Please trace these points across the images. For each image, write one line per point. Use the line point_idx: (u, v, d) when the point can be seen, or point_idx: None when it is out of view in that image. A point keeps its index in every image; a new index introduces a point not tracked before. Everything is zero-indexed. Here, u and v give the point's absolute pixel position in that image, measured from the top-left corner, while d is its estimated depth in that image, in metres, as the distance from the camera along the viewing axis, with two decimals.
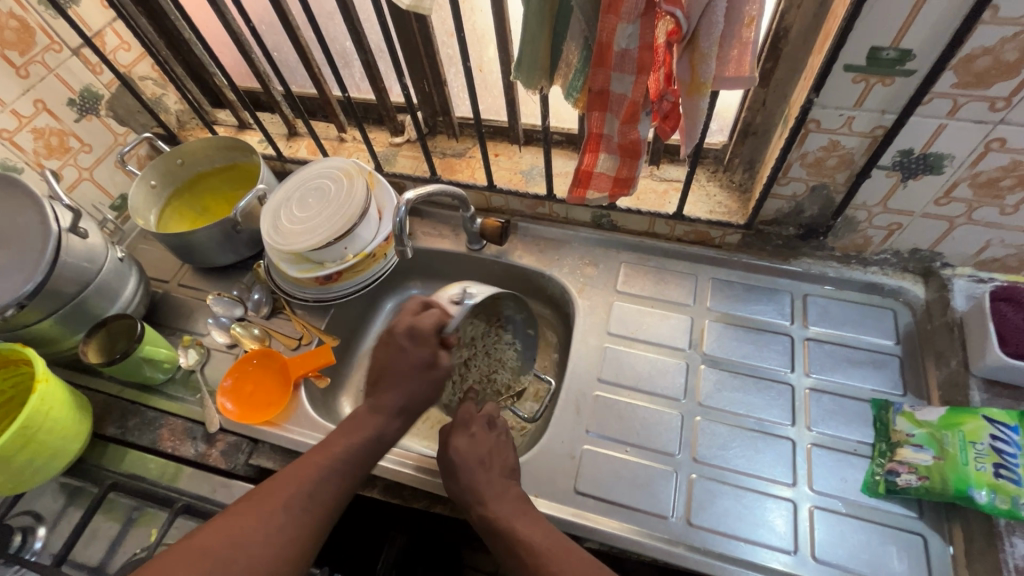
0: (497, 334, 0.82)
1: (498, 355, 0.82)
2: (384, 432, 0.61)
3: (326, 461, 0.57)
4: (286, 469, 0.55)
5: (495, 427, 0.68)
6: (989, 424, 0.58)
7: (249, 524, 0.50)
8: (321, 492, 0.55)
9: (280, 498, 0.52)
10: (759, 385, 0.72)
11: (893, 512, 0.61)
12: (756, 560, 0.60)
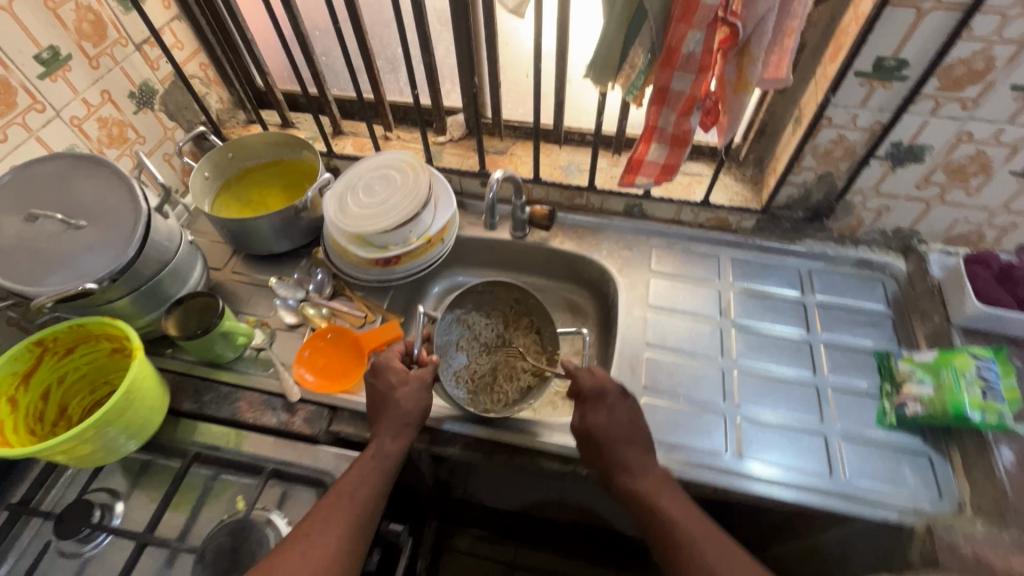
0: (516, 327, 0.93)
1: (521, 342, 0.91)
2: (395, 453, 0.67)
3: (344, 492, 0.63)
4: (316, 508, 0.61)
5: (629, 394, 0.70)
6: (973, 359, 0.71)
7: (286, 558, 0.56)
8: (340, 517, 0.60)
9: (309, 532, 0.58)
10: (783, 344, 0.83)
11: (904, 439, 0.73)
12: (802, 482, 0.70)
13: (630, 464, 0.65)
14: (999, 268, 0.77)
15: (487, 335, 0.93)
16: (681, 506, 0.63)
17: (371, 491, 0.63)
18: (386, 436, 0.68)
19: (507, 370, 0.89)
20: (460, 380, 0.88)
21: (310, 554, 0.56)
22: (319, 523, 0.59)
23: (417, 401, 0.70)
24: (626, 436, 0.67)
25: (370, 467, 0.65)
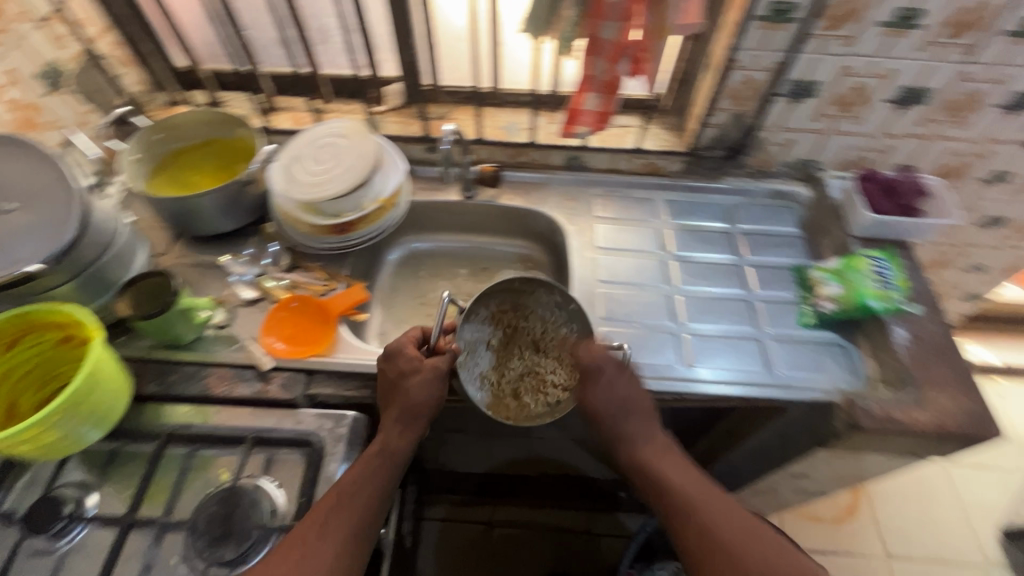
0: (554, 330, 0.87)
1: (551, 345, 0.87)
2: (400, 451, 0.69)
3: (345, 492, 0.64)
4: (319, 503, 0.63)
5: (625, 365, 0.74)
6: (869, 260, 0.85)
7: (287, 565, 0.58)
8: (341, 526, 0.61)
9: (311, 536, 0.60)
10: (717, 268, 0.93)
11: (825, 337, 0.84)
12: (744, 380, 0.80)
13: (635, 440, 0.73)
14: (883, 182, 0.91)
15: (519, 335, 0.88)
16: (680, 472, 0.72)
17: (371, 492, 0.65)
18: (393, 428, 0.70)
19: (533, 377, 0.85)
20: (485, 380, 0.83)
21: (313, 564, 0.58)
22: (319, 533, 0.60)
23: (426, 391, 0.72)
24: (622, 405, 0.73)
25: (369, 469, 0.67)
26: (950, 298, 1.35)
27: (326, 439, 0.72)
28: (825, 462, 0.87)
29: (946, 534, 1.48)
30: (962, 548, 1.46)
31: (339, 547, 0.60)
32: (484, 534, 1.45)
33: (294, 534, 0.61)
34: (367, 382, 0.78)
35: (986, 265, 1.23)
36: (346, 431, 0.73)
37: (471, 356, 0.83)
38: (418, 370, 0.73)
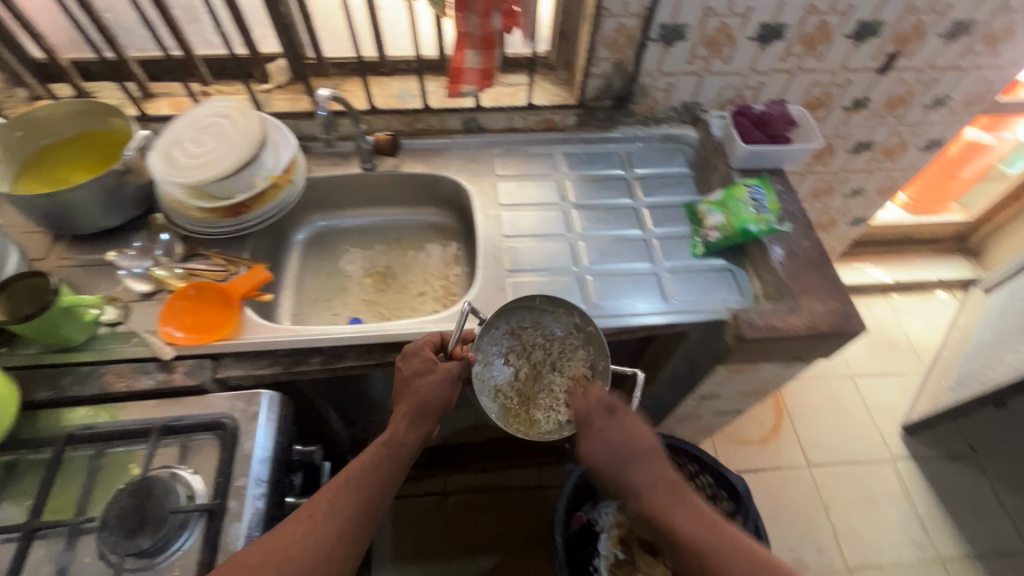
0: (576, 352, 0.82)
1: (571, 362, 0.82)
2: (408, 442, 0.70)
3: (355, 474, 0.66)
4: (325, 486, 0.64)
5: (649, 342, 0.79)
6: (746, 187, 0.91)
7: (289, 540, 0.59)
8: (343, 509, 0.62)
9: (319, 512, 0.61)
10: (616, 212, 0.98)
11: (713, 263, 0.91)
12: (643, 311, 0.85)
13: (637, 486, 0.68)
14: (754, 115, 0.96)
15: (541, 351, 0.83)
16: (685, 507, 0.66)
17: (373, 480, 0.66)
18: (402, 423, 0.70)
19: (549, 394, 0.81)
20: (499, 394, 0.80)
21: (311, 542, 0.59)
22: (324, 514, 0.61)
23: (437, 392, 0.72)
24: (616, 451, 0.70)
25: (377, 454, 0.68)
26: (838, 223, 1.48)
27: (239, 420, 0.72)
28: (728, 378, 0.94)
29: (856, 438, 1.64)
30: (871, 447, 1.63)
31: (337, 530, 0.61)
32: (439, 503, 1.48)
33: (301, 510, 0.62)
34: (278, 358, 0.77)
35: (863, 188, 1.35)
36: (259, 408, 0.73)
37: (487, 367, 0.80)
38: (432, 371, 0.73)
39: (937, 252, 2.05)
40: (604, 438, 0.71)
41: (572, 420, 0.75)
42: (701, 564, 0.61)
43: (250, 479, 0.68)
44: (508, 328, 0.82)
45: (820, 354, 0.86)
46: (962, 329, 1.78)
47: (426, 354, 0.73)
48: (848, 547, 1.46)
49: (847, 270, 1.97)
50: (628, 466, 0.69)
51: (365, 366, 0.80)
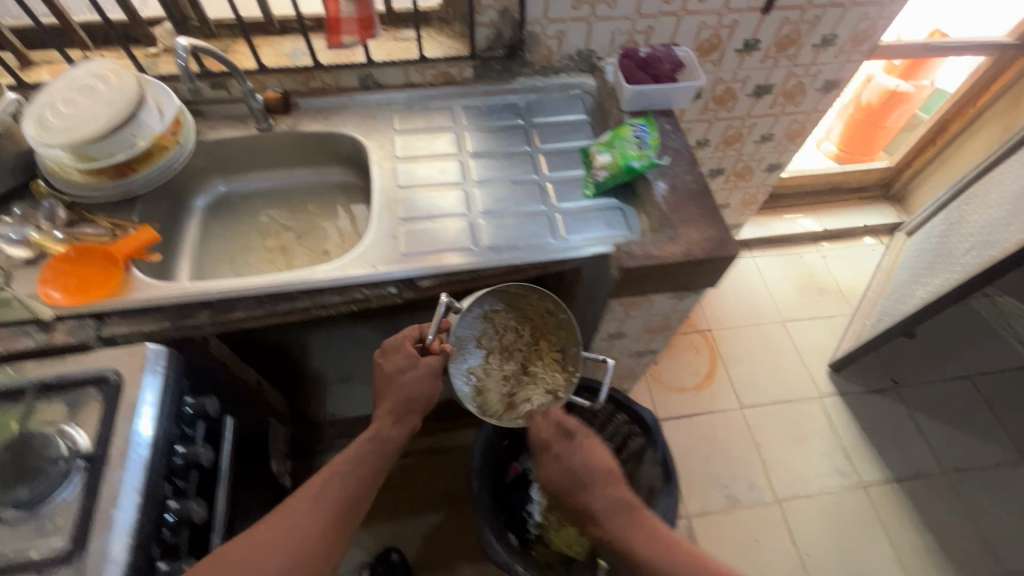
0: (546, 337, 0.91)
1: (541, 349, 0.90)
2: (390, 438, 0.77)
3: (339, 473, 0.73)
4: (310, 482, 0.72)
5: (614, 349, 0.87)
6: (632, 127, 0.94)
7: (270, 538, 0.66)
8: (326, 505, 0.70)
9: (298, 512, 0.68)
10: (512, 159, 1.00)
11: (602, 202, 0.94)
12: (531, 250, 0.88)
13: (586, 500, 0.75)
14: (639, 57, 0.99)
15: (512, 339, 0.89)
16: (625, 511, 0.74)
17: (359, 476, 0.74)
18: (387, 418, 0.78)
19: (521, 378, 0.88)
20: (473, 379, 0.85)
21: (294, 537, 0.66)
22: (307, 511, 0.69)
23: (418, 387, 0.79)
24: (569, 472, 0.78)
25: (361, 452, 0.75)
26: (755, 171, 1.52)
27: (124, 374, 0.72)
28: (626, 313, 0.98)
29: (786, 379, 1.71)
30: (801, 387, 1.70)
31: (322, 525, 0.68)
32: None
33: (281, 509, 0.69)
34: (165, 314, 0.78)
35: (771, 133, 1.39)
36: (145, 362, 0.74)
37: (461, 353, 0.86)
38: (413, 367, 0.80)
39: (865, 200, 2.12)
40: (558, 466, 0.78)
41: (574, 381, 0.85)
42: (635, 570, 0.69)
43: (132, 426, 0.68)
44: (480, 313, 0.87)
45: (704, 281, 0.90)
46: (885, 271, 1.86)
47: (408, 350, 0.80)
48: (778, 481, 1.53)
49: (778, 221, 2.04)
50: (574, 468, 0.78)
51: (256, 317, 0.80)
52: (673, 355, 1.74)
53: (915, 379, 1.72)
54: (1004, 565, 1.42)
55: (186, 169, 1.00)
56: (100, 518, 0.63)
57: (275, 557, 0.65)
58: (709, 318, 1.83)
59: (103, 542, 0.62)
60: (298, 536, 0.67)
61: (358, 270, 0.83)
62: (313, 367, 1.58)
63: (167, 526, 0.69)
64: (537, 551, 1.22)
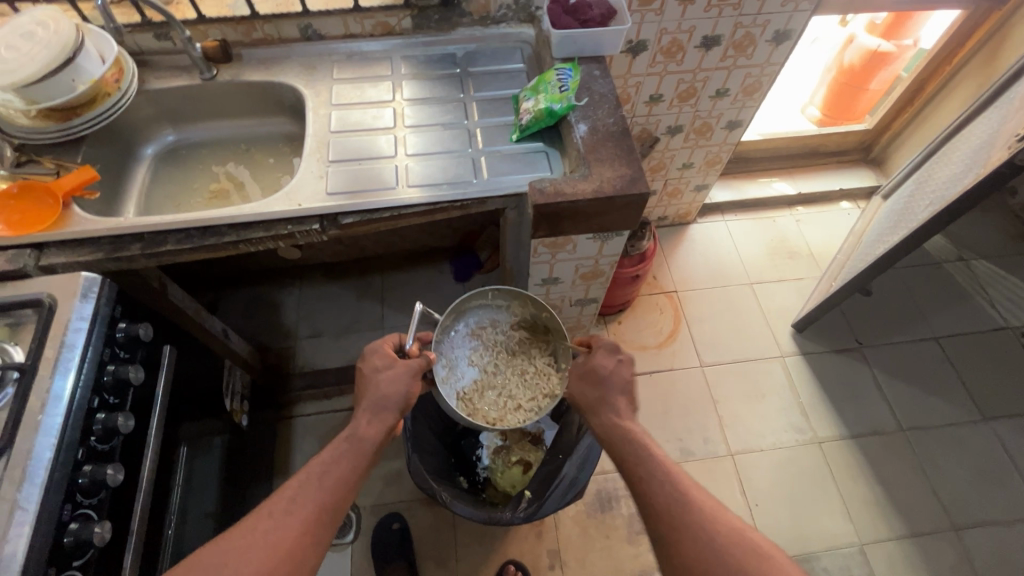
0: (534, 345, 1.03)
1: (531, 357, 1.02)
2: (367, 436, 0.76)
3: (315, 473, 0.71)
4: (287, 485, 0.70)
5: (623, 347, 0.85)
6: (556, 70, 0.96)
7: (250, 539, 0.64)
8: (305, 503, 0.68)
9: (277, 514, 0.66)
10: (445, 106, 1.03)
11: (528, 146, 0.97)
12: (451, 188, 0.91)
13: (614, 411, 0.79)
14: (568, 4, 1.00)
15: (504, 349, 1.02)
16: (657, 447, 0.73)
17: (339, 471, 0.72)
18: (364, 418, 0.78)
19: (512, 386, 0.99)
20: (467, 392, 0.97)
21: (271, 536, 0.64)
22: (285, 510, 0.67)
23: (394, 386, 0.82)
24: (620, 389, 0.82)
25: (334, 451, 0.74)
26: (714, 128, 1.52)
27: (58, 297, 0.77)
28: (553, 255, 1.02)
29: (749, 339, 1.73)
30: (762, 347, 1.72)
31: (303, 524, 0.66)
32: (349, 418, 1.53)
33: (256, 513, 0.67)
34: (100, 246, 0.84)
35: (725, 88, 1.38)
36: (78, 288, 0.79)
37: (453, 371, 0.97)
38: (390, 368, 0.84)
39: (843, 163, 2.08)
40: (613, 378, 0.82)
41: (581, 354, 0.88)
42: (653, 483, 0.68)
43: (61, 344, 0.73)
44: (468, 331, 1.02)
45: (622, 220, 0.93)
46: (857, 235, 1.77)
47: (380, 356, 0.85)
48: (733, 436, 1.56)
49: (753, 185, 2.03)
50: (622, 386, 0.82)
51: (186, 250, 0.86)
52: (637, 314, 1.77)
53: (879, 340, 1.73)
54: (953, 518, 1.43)
55: (136, 118, 1.05)
56: (28, 420, 0.68)
57: (257, 558, 0.62)
58: (676, 280, 1.85)
59: (31, 440, 0.67)
60: (274, 536, 0.64)
61: (282, 206, 0.88)
62: (284, 322, 1.64)
63: (95, 434, 0.74)
64: (487, 494, 1.26)
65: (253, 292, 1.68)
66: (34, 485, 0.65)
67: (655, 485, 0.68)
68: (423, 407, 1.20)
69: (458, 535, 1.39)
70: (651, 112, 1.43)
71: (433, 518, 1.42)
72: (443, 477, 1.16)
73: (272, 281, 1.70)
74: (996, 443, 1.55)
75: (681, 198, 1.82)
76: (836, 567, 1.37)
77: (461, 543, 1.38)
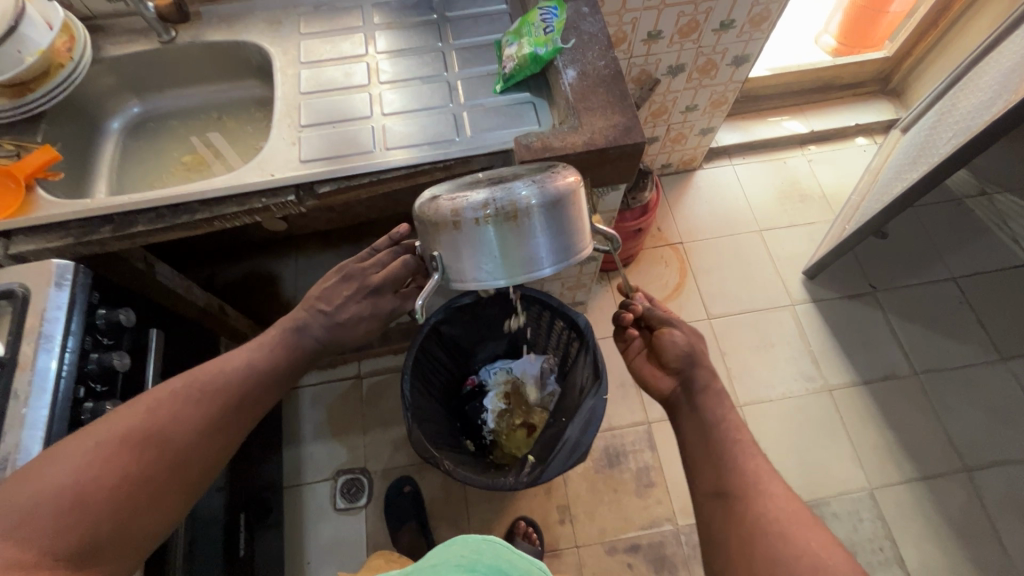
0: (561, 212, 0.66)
1: None
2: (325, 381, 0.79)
3: (251, 377, 0.69)
4: (224, 400, 0.66)
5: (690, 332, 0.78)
6: (540, 9, 0.87)
7: (176, 436, 0.60)
8: (220, 438, 0.64)
9: (210, 417, 0.64)
10: (423, 58, 0.95)
11: (513, 98, 0.90)
12: (432, 148, 0.84)
13: (687, 381, 0.75)
14: None
15: None
16: (716, 407, 0.70)
17: None
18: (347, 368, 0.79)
19: None
20: None
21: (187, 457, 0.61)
22: (219, 438, 0.64)
23: None
24: (693, 373, 0.74)
25: (263, 350, 0.72)
26: (719, 65, 1.42)
27: (31, 287, 0.74)
28: None
29: (758, 287, 1.68)
30: (772, 296, 1.67)
31: None
32: (354, 386, 1.54)
33: (174, 409, 0.62)
34: (69, 231, 0.81)
35: (731, 19, 1.27)
36: (52, 274, 0.75)
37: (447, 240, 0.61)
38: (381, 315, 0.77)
39: (860, 96, 1.95)
40: (685, 362, 0.75)
41: (664, 320, 0.80)
42: (705, 437, 0.68)
43: (39, 336, 0.70)
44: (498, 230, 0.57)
45: (619, 173, 0.87)
46: (873, 173, 1.67)
47: (373, 279, 0.74)
48: (742, 386, 1.54)
49: (762, 125, 1.91)
50: (705, 374, 0.74)
51: (158, 230, 0.82)
52: (641, 268, 1.72)
53: (895, 283, 1.67)
54: (965, 459, 1.42)
55: (98, 89, 1.00)
56: (12, 415, 0.66)
57: (193, 468, 0.61)
58: (681, 230, 1.78)
59: (16, 435, 0.65)
60: (205, 434, 0.63)
61: (254, 177, 0.83)
62: (282, 293, 1.62)
63: (84, 423, 0.73)
64: (495, 455, 1.26)
65: (248, 265, 1.66)
66: None
67: (742, 506, 0.59)
68: (426, 373, 1.17)
69: (468, 494, 1.42)
70: (650, 51, 1.32)
71: (443, 479, 1.43)
72: (446, 442, 1.14)
73: (266, 253, 1.67)
74: (1014, 384, 1.51)
75: (685, 142, 1.72)
76: (845, 512, 1.37)
77: (472, 502, 1.41)
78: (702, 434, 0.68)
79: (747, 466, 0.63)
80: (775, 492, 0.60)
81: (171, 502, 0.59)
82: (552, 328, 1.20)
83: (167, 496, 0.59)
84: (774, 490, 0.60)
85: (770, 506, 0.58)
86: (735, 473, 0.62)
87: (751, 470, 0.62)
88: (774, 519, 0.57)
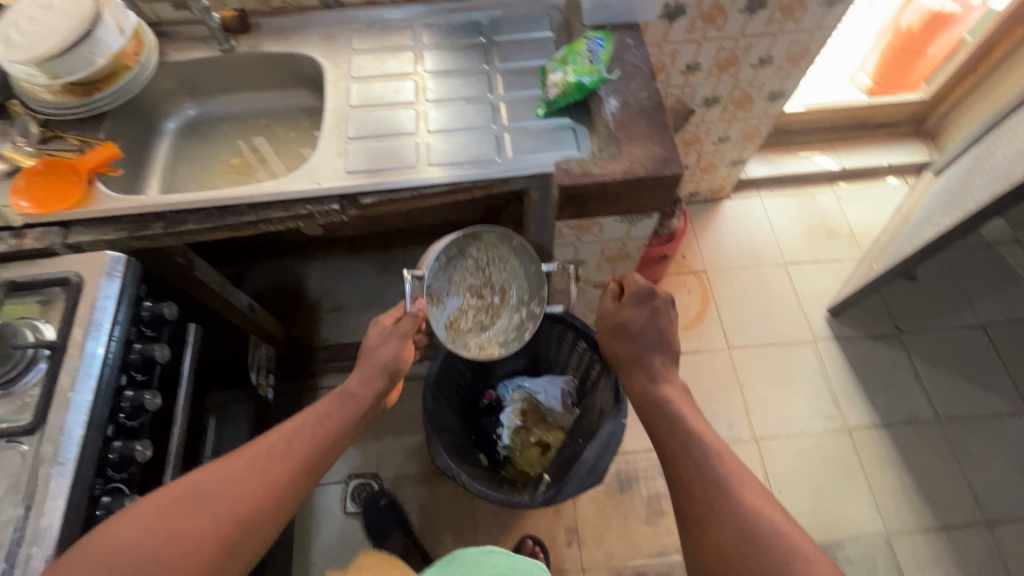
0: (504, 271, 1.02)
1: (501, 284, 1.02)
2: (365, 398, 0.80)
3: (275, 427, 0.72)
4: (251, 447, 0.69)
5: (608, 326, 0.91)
6: (587, 38, 0.90)
7: (213, 496, 0.62)
8: (256, 473, 0.66)
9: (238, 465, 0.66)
10: (469, 78, 0.98)
11: (553, 123, 0.92)
12: (473, 166, 0.87)
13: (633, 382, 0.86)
14: None
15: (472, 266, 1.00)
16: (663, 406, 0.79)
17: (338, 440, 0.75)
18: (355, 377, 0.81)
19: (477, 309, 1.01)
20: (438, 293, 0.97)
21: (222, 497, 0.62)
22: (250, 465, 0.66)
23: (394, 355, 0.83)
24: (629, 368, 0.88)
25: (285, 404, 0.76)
26: (755, 99, 1.43)
27: (84, 276, 0.77)
28: (577, 237, 1.01)
29: (780, 321, 1.67)
30: (795, 331, 1.66)
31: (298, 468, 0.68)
32: None
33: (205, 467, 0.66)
34: (123, 224, 0.85)
35: (769, 56, 1.28)
36: (105, 267, 0.79)
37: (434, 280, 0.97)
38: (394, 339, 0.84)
39: (893, 135, 1.94)
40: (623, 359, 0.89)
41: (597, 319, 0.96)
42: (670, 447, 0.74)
43: (88, 323, 0.74)
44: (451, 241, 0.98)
45: (653, 202, 0.88)
46: (903, 214, 1.66)
47: None
48: (759, 420, 1.52)
49: (792, 159, 1.92)
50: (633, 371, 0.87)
51: (207, 229, 0.86)
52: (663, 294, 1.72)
53: (921, 326, 1.64)
54: (986, 512, 1.39)
55: (157, 92, 1.05)
56: (59, 397, 0.70)
57: (226, 502, 0.62)
58: (706, 258, 1.78)
59: (62, 418, 0.69)
60: (253, 497, 0.64)
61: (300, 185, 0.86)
62: (308, 294, 1.66)
63: (124, 411, 0.75)
64: (507, 471, 1.26)
65: (278, 264, 1.70)
66: (69, 455, 0.67)
67: (706, 507, 0.66)
68: (445, 384, 1.18)
69: (477, 507, 1.42)
70: (687, 82, 1.34)
71: (454, 490, 1.44)
72: (461, 455, 1.15)
73: (296, 253, 1.71)
74: None
75: (715, 172, 1.73)
76: (859, 557, 1.35)
77: (480, 515, 1.41)
78: (665, 442, 0.76)
79: (701, 475, 0.68)
80: (740, 483, 0.67)
81: (205, 540, 0.59)
82: (573, 348, 1.21)
83: (200, 534, 0.59)
84: (737, 479, 0.67)
85: (734, 514, 0.63)
86: (700, 472, 0.69)
87: (716, 467, 0.69)
88: (742, 511, 0.63)
